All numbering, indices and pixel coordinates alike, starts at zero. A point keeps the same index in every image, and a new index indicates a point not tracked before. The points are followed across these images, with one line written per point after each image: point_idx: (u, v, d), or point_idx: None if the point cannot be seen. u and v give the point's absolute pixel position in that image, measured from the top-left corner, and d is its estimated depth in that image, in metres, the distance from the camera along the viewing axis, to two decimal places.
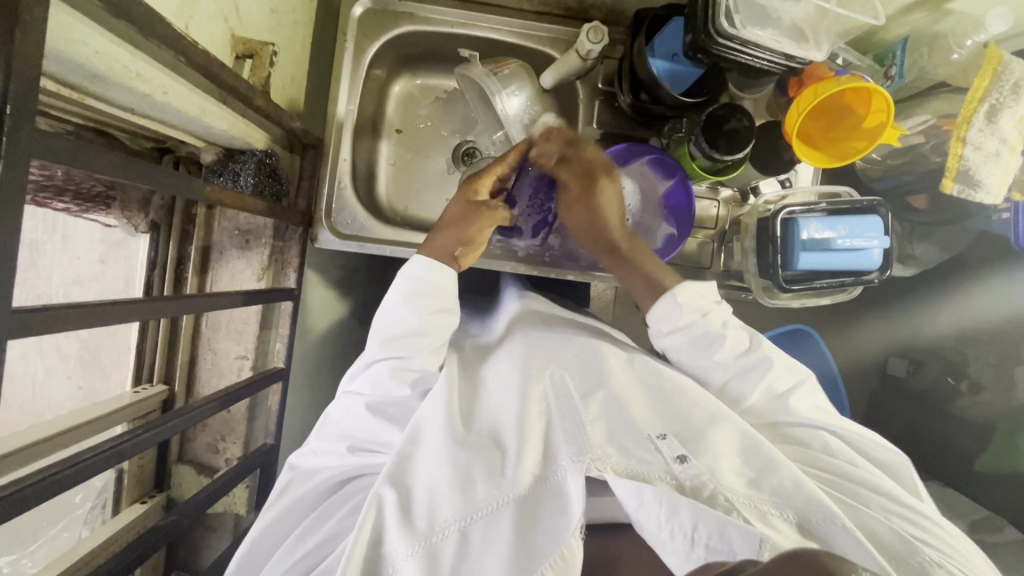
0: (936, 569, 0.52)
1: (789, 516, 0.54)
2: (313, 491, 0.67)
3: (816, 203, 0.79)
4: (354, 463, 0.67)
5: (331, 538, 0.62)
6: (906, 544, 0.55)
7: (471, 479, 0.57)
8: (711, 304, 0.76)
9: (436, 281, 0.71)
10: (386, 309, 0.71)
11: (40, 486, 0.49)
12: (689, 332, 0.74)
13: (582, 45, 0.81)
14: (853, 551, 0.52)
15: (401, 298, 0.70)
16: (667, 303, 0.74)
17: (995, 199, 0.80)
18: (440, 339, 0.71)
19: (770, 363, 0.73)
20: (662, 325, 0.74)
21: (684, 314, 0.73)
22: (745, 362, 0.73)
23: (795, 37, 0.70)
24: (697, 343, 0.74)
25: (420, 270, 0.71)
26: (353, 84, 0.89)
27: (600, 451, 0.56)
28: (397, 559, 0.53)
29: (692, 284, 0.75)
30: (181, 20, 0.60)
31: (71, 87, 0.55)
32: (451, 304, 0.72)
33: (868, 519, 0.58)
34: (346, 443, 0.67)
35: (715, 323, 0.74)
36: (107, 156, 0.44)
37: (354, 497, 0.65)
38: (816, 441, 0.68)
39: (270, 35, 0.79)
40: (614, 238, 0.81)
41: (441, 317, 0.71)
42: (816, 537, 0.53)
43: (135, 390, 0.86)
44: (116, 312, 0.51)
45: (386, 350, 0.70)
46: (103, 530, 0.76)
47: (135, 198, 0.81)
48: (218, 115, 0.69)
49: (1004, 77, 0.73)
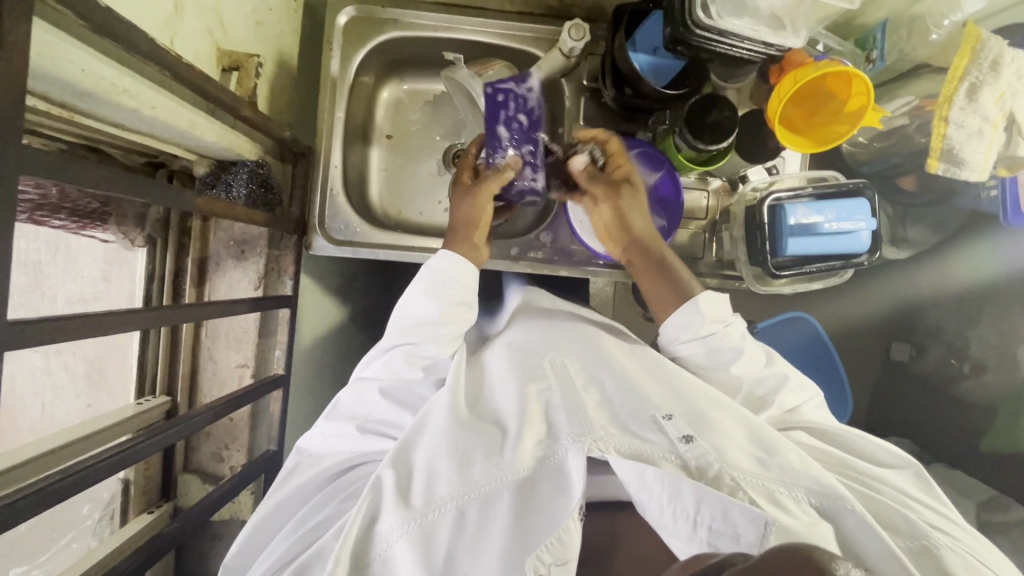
0: (942, 550, 0.53)
1: (802, 497, 0.54)
2: (313, 480, 0.67)
3: (802, 189, 0.80)
4: (364, 446, 0.68)
5: (329, 519, 0.62)
6: (914, 528, 0.56)
7: (470, 458, 0.57)
8: (732, 318, 0.75)
9: (457, 274, 0.72)
10: (407, 297, 0.72)
11: (42, 494, 0.49)
12: (708, 341, 0.73)
13: (564, 43, 0.82)
14: (867, 543, 0.52)
15: (422, 289, 0.72)
16: (686, 312, 0.73)
17: (981, 176, 0.80)
18: (458, 331, 0.72)
19: (785, 378, 0.74)
20: (679, 332, 0.74)
21: (705, 325, 0.72)
22: (765, 378, 0.74)
23: (773, 25, 0.70)
24: (717, 354, 0.73)
25: (443, 262, 0.72)
26: (341, 92, 0.90)
27: (602, 432, 0.56)
28: (389, 538, 0.53)
29: (716, 295, 0.74)
30: (165, 36, 0.61)
31: (62, 106, 0.56)
32: (470, 298, 0.73)
33: (883, 507, 0.58)
34: (355, 423, 0.69)
35: (735, 335, 0.74)
36: (97, 170, 0.46)
37: (354, 483, 0.65)
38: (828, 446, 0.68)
39: (255, 47, 0.81)
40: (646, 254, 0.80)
41: (460, 310, 0.72)
42: (830, 520, 0.53)
43: (138, 401, 0.87)
44: (108, 323, 0.51)
45: (404, 336, 0.70)
46: (112, 539, 0.77)
47: (130, 213, 0.82)
48: (207, 126, 0.70)
49: (982, 55, 0.74)
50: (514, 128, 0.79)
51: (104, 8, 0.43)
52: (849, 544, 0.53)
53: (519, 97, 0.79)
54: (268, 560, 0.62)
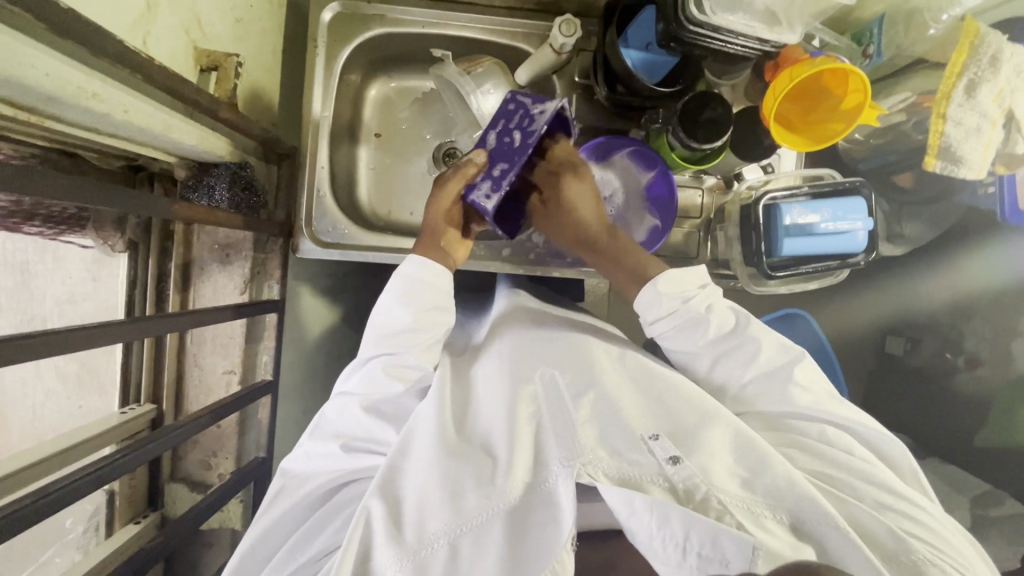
0: (928, 567, 0.54)
1: (783, 518, 0.54)
2: (300, 503, 0.65)
3: (797, 188, 0.78)
4: (349, 467, 0.66)
5: (323, 551, 0.61)
6: (899, 542, 0.56)
7: (460, 489, 0.56)
8: (695, 289, 0.73)
9: (427, 278, 0.71)
10: (382, 305, 0.72)
11: (16, 517, 0.48)
12: (675, 320, 0.72)
13: (555, 38, 0.80)
14: (849, 559, 0.53)
15: (396, 296, 0.71)
16: (648, 295, 0.72)
17: (978, 174, 0.79)
18: (433, 337, 0.71)
19: (757, 342, 0.71)
20: (649, 313, 0.72)
21: (664, 304, 0.71)
22: (737, 346, 0.71)
23: (768, 20, 0.68)
24: (690, 323, 0.72)
25: (414, 267, 0.71)
26: (327, 90, 0.88)
27: (591, 455, 0.55)
28: (383, 575, 0.52)
29: (671, 273, 0.72)
30: (138, 37, 0.59)
31: (30, 111, 0.54)
32: (444, 302, 0.72)
33: (858, 512, 0.58)
34: (338, 443, 0.67)
35: (699, 307, 0.72)
36: (64, 180, 0.44)
37: (346, 505, 0.64)
38: (811, 429, 0.67)
39: (236, 45, 0.78)
40: (591, 234, 0.78)
41: (433, 314, 0.71)
42: (812, 539, 0.53)
43: (122, 410, 0.85)
44: (82, 338, 0.49)
45: (380, 347, 0.70)
46: (99, 551, 0.76)
47: (109, 219, 0.80)
48: (186, 130, 0.68)
49: (981, 50, 0.72)
50: (504, 143, 0.74)
51: (67, 10, 0.41)
52: (829, 560, 0.53)
53: (527, 116, 0.73)
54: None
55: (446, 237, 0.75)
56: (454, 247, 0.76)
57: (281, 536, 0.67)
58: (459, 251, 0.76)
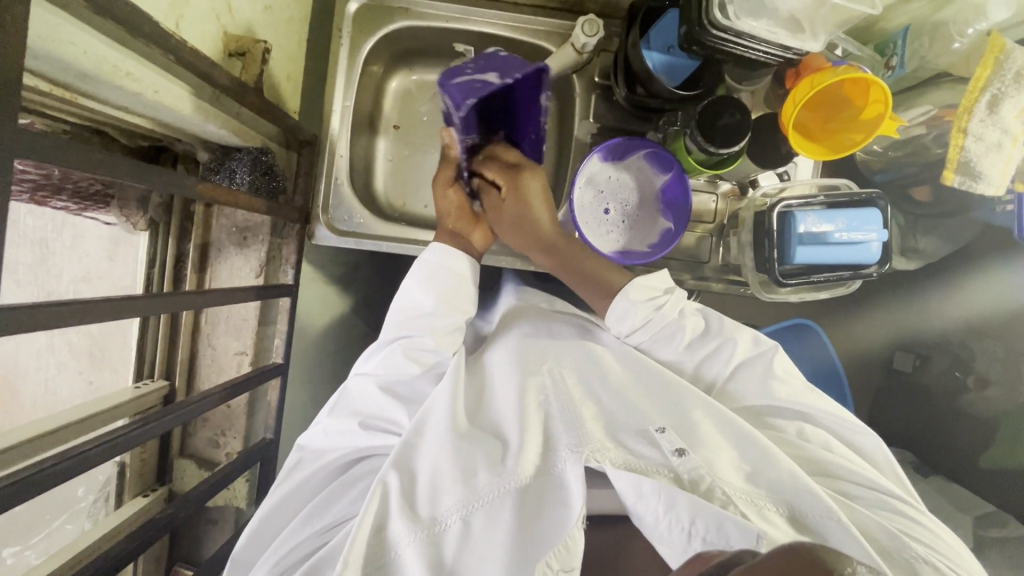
0: (921, 566, 0.53)
1: (782, 510, 0.54)
2: (320, 470, 0.68)
3: (813, 196, 0.79)
4: (366, 442, 0.67)
5: (340, 521, 0.63)
6: (895, 540, 0.56)
7: (473, 469, 0.56)
8: (663, 294, 0.72)
9: (451, 266, 0.71)
10: (406, 289, 0.72)
11: (32, 479, 0.49)
12: (647, 330, 0.71)
13: (577, 37, 0.81)
14: (848, 547, 0.52)
15: (417, 280, 0.71)
16: (619, 304, 0.71)
17: (997, 191, 0.79)
18: (455, 324, 0.71)
19: (732, 342, 0.71)
20: (620, 326, 0.72)
21: (638, 315, 0.70)
22: (706, 346, 0.72)
23: (791, 27, 0.68)
24: (667, 328, 0.72)
25: (434, 254, 0.72)
26: (349, 79, 0.89)
27: (600, 444, 0.56)
28: (399, 546, 0.53)
29: (643, 279, 0.72)
30: (171, 18, 0.60)
31: (65, 87, 0.55)
32: (466, 291, 0.72)
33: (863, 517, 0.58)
34: (357, 420, 0.68)
35: (671, 313, 0.71)
36: (98, 155, 0.45)
37: (362, 478, 0.66)
38: (790, 428, 0.67)
39: (263, 32, 0.80)
40: (549, 236, 0.76)
41: (453, 301, 0.71)
42: (811, 531, 0.54)
43: (136, 385, 0.87)
44: (107, 309, 0.51)
45: (401, 330, 0.70)
46: (107, 521, 0.77)
47: (133, 196, 0.83)
48: (212, 113, 0.69)
49: (1006, 66, 0.72)
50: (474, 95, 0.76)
51: None
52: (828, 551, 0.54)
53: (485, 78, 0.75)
54: (272, 560, 0.63)
55: (452, 220, 0.77)
56: (467, 228, 0.77)
57: (293, 509, 0.69)
58: (478, 237, 0.77)
